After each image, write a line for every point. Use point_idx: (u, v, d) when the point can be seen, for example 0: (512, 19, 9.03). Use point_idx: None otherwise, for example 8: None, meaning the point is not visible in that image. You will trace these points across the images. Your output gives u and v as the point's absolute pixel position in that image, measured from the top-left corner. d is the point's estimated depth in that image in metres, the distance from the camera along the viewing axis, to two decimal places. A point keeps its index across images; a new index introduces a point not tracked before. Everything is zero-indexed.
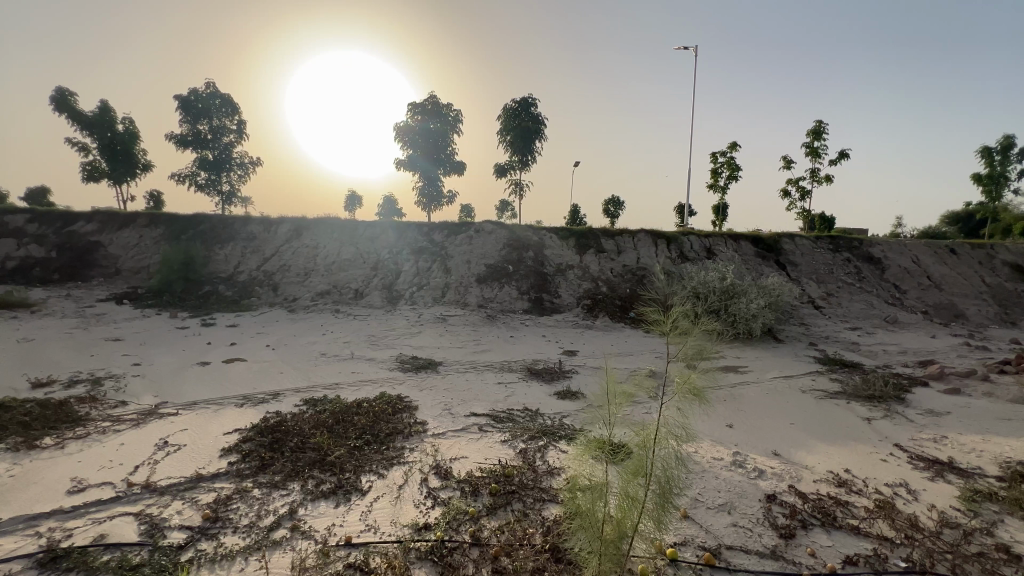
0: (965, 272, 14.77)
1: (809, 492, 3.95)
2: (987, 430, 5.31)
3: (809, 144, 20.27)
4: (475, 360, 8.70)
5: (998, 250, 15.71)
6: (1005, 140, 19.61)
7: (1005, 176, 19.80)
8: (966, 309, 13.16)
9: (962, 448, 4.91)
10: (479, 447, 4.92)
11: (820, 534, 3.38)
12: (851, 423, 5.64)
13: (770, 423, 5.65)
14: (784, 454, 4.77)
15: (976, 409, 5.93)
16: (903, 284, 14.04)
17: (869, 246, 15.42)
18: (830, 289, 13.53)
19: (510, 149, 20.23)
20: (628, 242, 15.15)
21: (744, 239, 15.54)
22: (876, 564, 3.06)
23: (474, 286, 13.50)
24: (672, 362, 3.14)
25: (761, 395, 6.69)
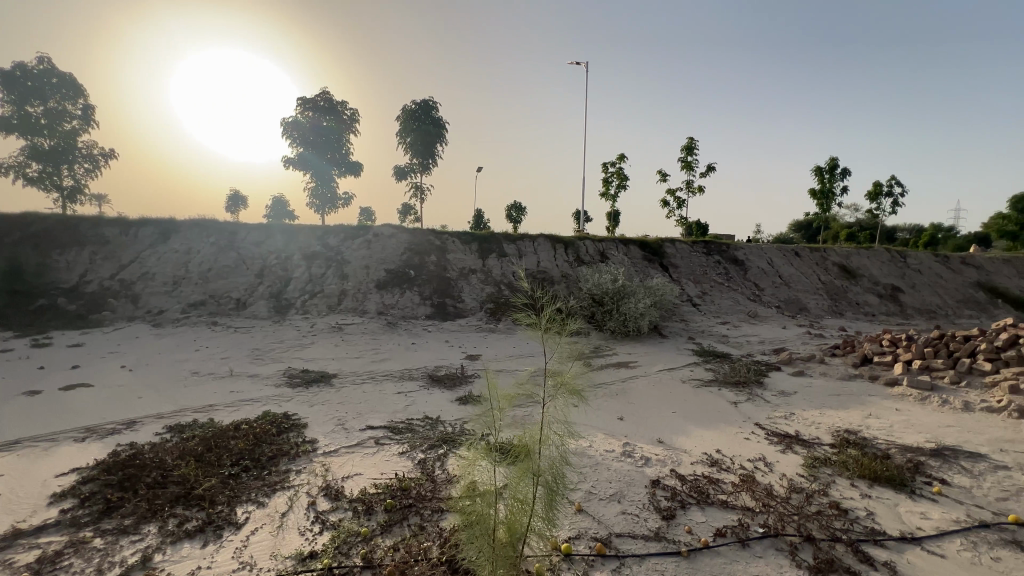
0: (807, 271, 17.43)
1: (687, 474, 4.33)
2: (822, 405, 6.28)
3: (684, 159, 22.63)
4: (374, 370, 8.30)
5: (829, 252, 18.76)
6: (831, 162, 23.63)
7: (832, 192, 23.81)
8: (808, 302, 15.54)
9: (805, 422, 5.73)
10: (375, 461, 4.67)
11: (696, 512, 3.70)
12: (721, 408, 6.32)
13: (655, 413, 6.11)
14: (667, 441, 5.19)
15: (815, 388, 7.00)
16: (761, 283, 16.18)
17: (734, 249, 17.55)
18: (705, 288, 15.15)
19: (410, 152, 19.64)
20: (528, 246, 15.58)
21: (633, 243, 16.82)
22: (741, 533, 3.42)
23: (373, 293, 12.91)
24: (549, 363, 3.25)
25: (647, 387, 7.24)
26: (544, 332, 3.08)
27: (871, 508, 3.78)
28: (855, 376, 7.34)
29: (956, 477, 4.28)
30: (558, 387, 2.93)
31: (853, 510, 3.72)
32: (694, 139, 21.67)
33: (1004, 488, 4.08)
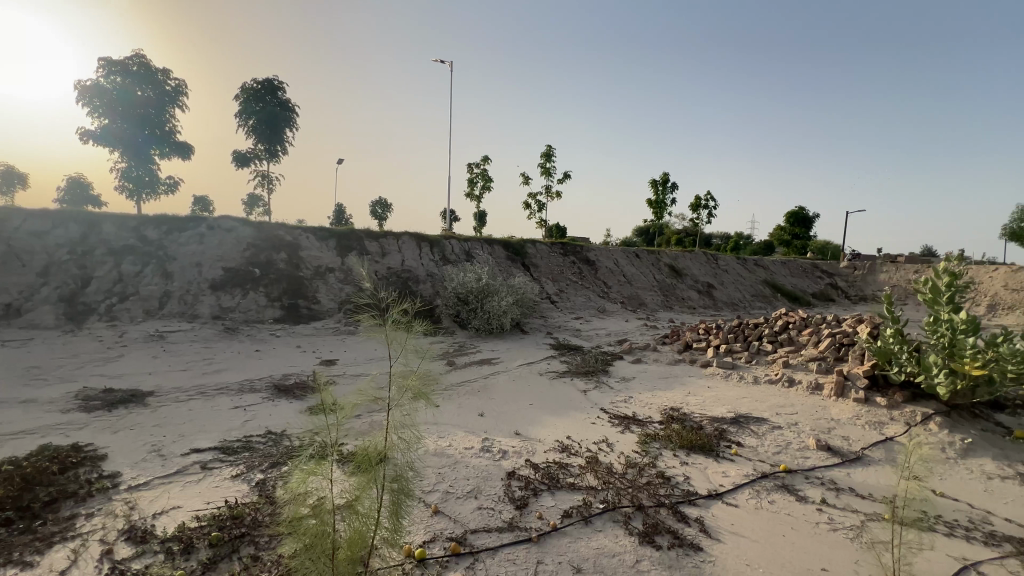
0: (645, 271, 19.84)
1: (540, 462, 4.57)
2: (654, 388, 7.20)
3: (543, 165, 24.07)
4: (205, 384, 7.16)
5: (663, 254, 21.64)
6: (664, 177, 27.32)
7: (664, 203, 27.54)
8: (646, 298, 17.70)
9: (640, 403, 6.50)
10: (201, 489, 4.02)
11: (547, 497, 3.92)
12: (573, 396, 6.83)
13: (513, 407, 6.34)
14: (524, 432, 5.43)
15: (649, 373, 8.01)
16: (609, 281, 17.95)
17: (587, 251, 19.17)
18: (561, 286, 16.29)
19: (254, 135, 17.49)
20: (392, 244, 15.01)
21: (497, 243, 17.32)
22: (584, 511, 3.71)
23: (206, 294, 11.17)
24: (394, 366, 3.10)
25: (508, 382, 7.51)
26: (389, 335, 2.95)
27: (687, 473, 4.42)
28: (679, 361, 8.56)
29: (747, 438, 5.23)
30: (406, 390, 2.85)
31: (673, 477, 4.31)
32: (552, 147, 23.20)
33: (778, 444, 5.10)
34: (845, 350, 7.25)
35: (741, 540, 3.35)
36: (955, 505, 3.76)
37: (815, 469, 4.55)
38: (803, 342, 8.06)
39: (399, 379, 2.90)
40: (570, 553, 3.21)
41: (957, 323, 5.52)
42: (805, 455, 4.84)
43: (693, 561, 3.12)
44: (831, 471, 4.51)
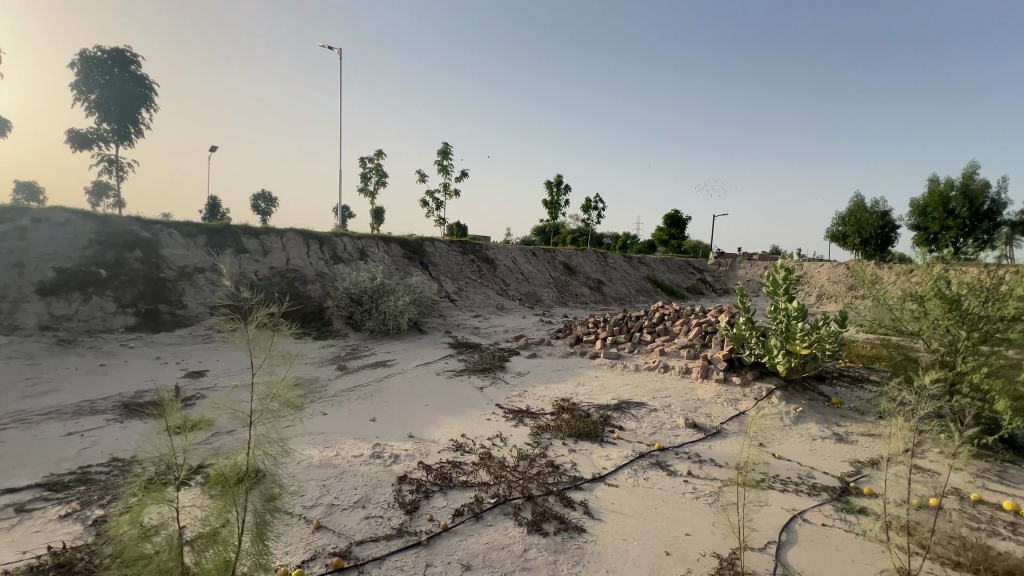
0: (542, 269, 20.59)
1: (433, 464, 4.50)
2: (547, 381, 7.50)
3: (440, 162, 23.81)
4: (27, 409, 5.92)
5: (557, 253, 22.63)
6: (558, 178, 28.58)
7: (558, 204, 28.82)
8: (542, 295, 18.36)
9: (534, 396, 6.72)
10: (15, 538, 3.31)
11: (438, 498, 3.87)
12: (469, 394, 6.85)
13: (408, 410, 6.17)
14: (418, 434, 5.31)
15: (542, 366, 8.33)
16: (507, 279, 18.33)
17: (485, 249, 19.37)
18: (460, 285, 16.25)
19: (98, 114, 14.94)
20: (275, 242, 13.76)
21: (393, 241, 16.76)
22: (475, 507, 3.72)
23: (29, 300, 9.25)
24: (256, 373, 2.78)
25: (403, 384, 7.31)
26: (251, 342, 2.65)
27: (574, 459, 4.65)
28: (570, 354, 9.00)
29: (628, 422, 5.67)
30: (270, 400, 2.61)
31: (561, 465, 4.51)
32: (449, 145, 23.05)
33: (654, 425, 5.60)
34: (709, 337, 8.19)
35: (619, 518, 3.60)
36: (788, 465, 4.44)
37: (684, 445, 5.07)
38: (676, 331, 8.94)
39: (262, 389, 2.65)
40: (459, 551, 3.20)
41: (792, 311, 6.50)
42: (675, 433, 5.37)
43: (576, 543, 3.29)
44: (696, 446, 5.06)
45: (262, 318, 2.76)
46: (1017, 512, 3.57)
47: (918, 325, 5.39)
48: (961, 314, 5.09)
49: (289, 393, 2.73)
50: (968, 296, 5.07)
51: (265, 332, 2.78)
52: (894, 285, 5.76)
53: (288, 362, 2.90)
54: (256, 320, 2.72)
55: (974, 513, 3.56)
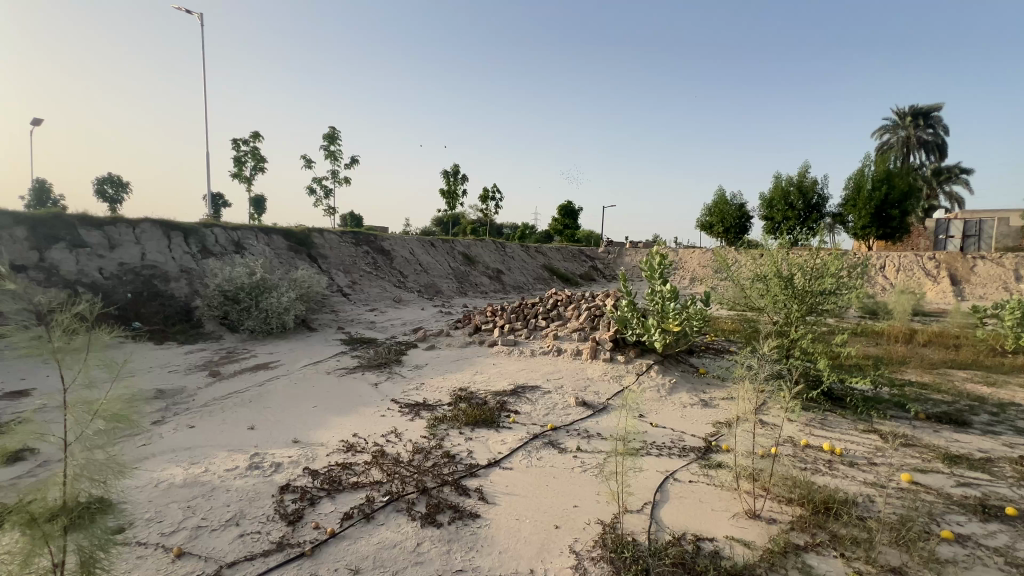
0: (441, 260, 20.32)
1: (321, 468, 4.22)
2: (445, 371, 7.44)
3: (327, 147, 22.22)
4: None
5: (456, 243, 22.51)
6: (455, 168, 28.34)
7: (456, 193, 28.61)
8: (441, 286, 18.15)
9: (431, 389, 6.62)
10: None
11: (325, 504, 3.64)
12: (363, 391, 6.53)
13: (293, 413, 5.72)
14: (304, 439, 4.94)
15: (441, 357, 8.25)
16: (405, 271, 17.79)
17: (380, 240, 18.62)
18: (354, 277, 15.41)
19: None
20: (125, 234, 11.80)
21: (275, 232, 15.34)
22: (366, 508, 3.57)
23: None
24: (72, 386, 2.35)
25: (288, 386, 6.75)
26: (59, 353, 2.26)
27: (470, 448, 4.68)
28: (469, 343, 9.01)
29: (523, 406, 5.84)
30: (92, 418, 2.25)
31: (458, 454, 4.51)
32: (337, 129, 21.61)
33: (548, 406, 5.84)
34: (597, 320, 8.72)
35: (512, 499, 3.69)
36: (663, 432, 4.91)
37: (575, 423, 5.35)
38: (568, 316, 9.38)
39: (79, 405, 2.27)
40: (348, 556, 3.04)
41: (666, 293, 7.15)
42: (567, 412, 5.65)
43: (470, 529, 3.31)
44: (585, 422, 5.37)
45: (71, 322, 2.33)
46: (832, 451, 4.35)
47: (763, 301, 6.23)
48: (794, 290, 5.97)
49: (120, 406, 2.37)
50: (799, 275, 5.96)
51: (78, 339, 2.35)
52: (745, 267, 6.60)
53: (114, 372, 2.50)
54: (63, 325, 2.29)
55: (803, 455, 4.26)
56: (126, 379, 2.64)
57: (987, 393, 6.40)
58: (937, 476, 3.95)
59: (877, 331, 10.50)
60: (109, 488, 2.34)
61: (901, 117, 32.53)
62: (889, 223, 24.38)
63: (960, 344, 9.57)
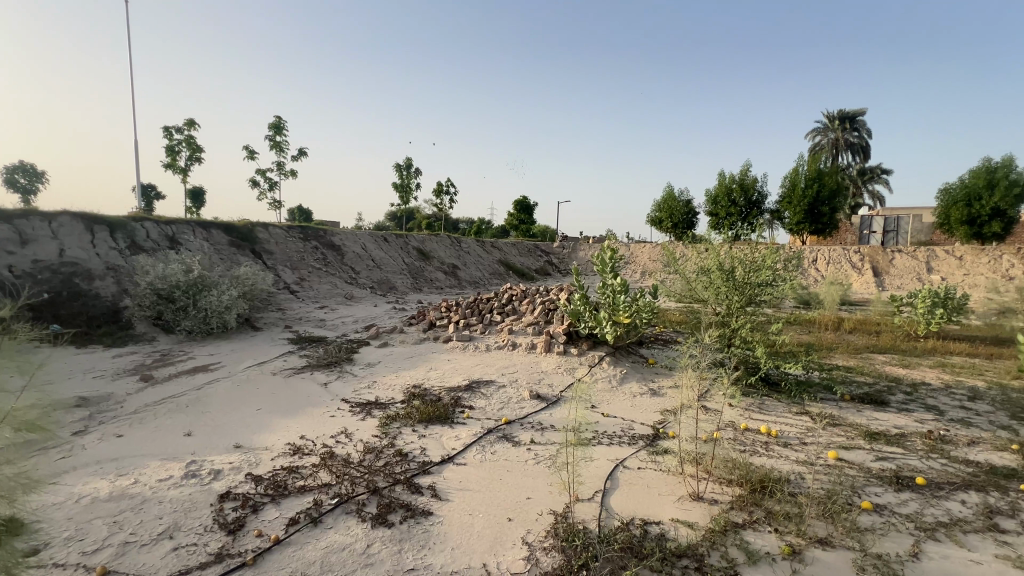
0: (394, 255, 19.88)
1: (265, 473, 4.03)
2: (398, 369, 7.30)
3: (271, 137, 21.13)
4: None
5: (410, 238, 22.08)
6: (407, 161, 27.79)
7: (409, 187, 28.06)
8: (395, 282, 17.77)
9: (383, 387, 6.48)
10: None
11: (269, 510, 3.48)
12: (311, 392, 6.29)
13: (235, 417, 5.43)
14: (246, 443, 4.70)
15: (394, 355, 8.09)
16: (357, 267, 17.27)
17: (330, 235, 17.98)
18: (302, 274, 14.78)
19: None
20: (40, 228, 10.74)
21: (215, 227, 14.46)
22: (314, 512, 3.45)
23: None
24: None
25: (230, 388, 6.39)
26: None
27: (424, 445, 4.62)
28: (423, 339, 8.88)
29: (477, 401, 5.82)
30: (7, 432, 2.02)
31: (410, 452, 4.44)
32: (282, 118, 20.59)
33: (502, 400, 5.85)
34: (551, 314, 8.82)
35: (466, 495, 3.68)
36: (614, 421, 5.04)
37: (528, 416, 5.40)
38: (523, 310, 9.42)
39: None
40: (294, 563, 2.93)
41: (617, 286, 7.34)
42: (521, 406, 5.70)
43: (423, 527, 3.27)
44: (539, 415, 5.43)
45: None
46: (768, 433, 4.63)
47: (707, 293, 6.52)
48: (735, 282, 6.29)
49: (34, 416, 2.15)
50: (739, 267, 6.28)
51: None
52: (691, 261, 6.88)
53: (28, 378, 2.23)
54: None
55: (742, 438, 4.51)
56: (36, 384, 2.35)
57: (902, 374, 7.02)
58: (859, 452, 4.29)
59: (810, 320, 11.26)
60: (17, 508, 2.11)
61: (831, 120, 34.88)
62: (821, 219, 26.16)
63: (881, 330, 10.44)
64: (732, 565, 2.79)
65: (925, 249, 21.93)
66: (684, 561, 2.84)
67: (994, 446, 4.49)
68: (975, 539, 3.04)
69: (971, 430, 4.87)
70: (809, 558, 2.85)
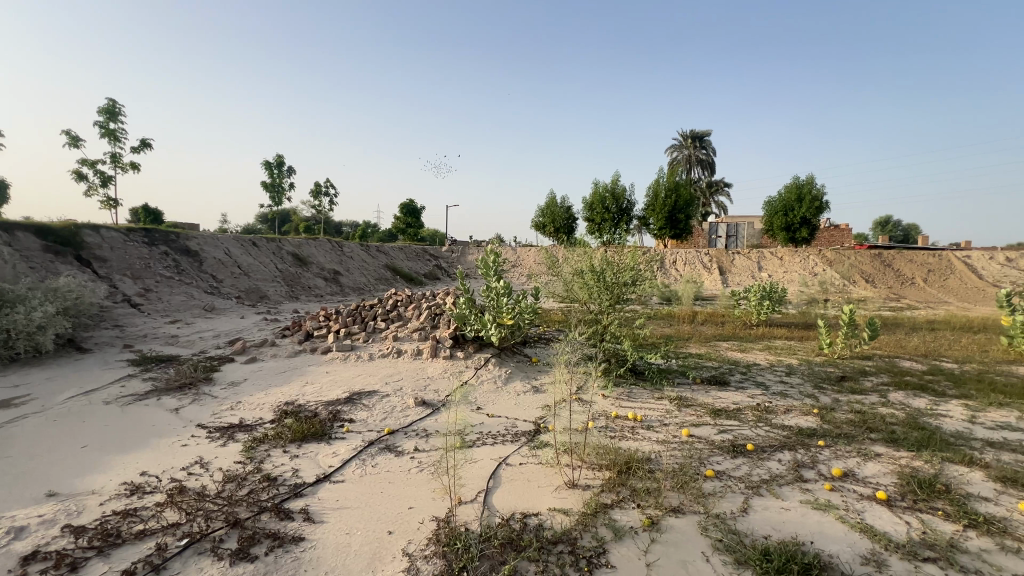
0: (265, 261, 18.08)
1: (90, 522, 3.38)
2: (268, 386, 6.64)
3: (102, 124, 17.85)
4: None
5: (284, 243, 20.31)
6: (279, 158, 25.51)
7: (282, 186, 25.75)
8: (268, 290, 16.16)
9: (250, 407, 5.84)
10: None
11: (95, 565, 2.94)
12: (157, 420, 5.42)
13: (49, 460, 4.46)
14: (64, 490, 3.90)
15: (264, 370, 7.34)
16: (218, 275, 15.36)
17: (183, 239, 15.77)
18: (147, 284, 12.71)
19: None
20: None
21: (21, 229, 11.80)
22: (156, 559, 2.98)
23: None
24: None
25: (43, 425, 5.24)
26: None
27: (296, 466, 4.26)
28: (299, 352, 8.19)
29: (358, 413, 5.54)
30: None
31: (280, 475, 4.07)
32: (116, 102, 17.51)
33: (385, 410, 5.65)
34: (437, 319, 8.74)
35: (343, 514, 3.47)
36: (497, 421, 5.16)
37: (413, 424, 5.28)
38: (409, 316, 9.20)
39: None
40: None
41: (500, 288, 7.51)
42: (406, 414, 5.55)
43: (291, 555, 3.01)
44: (423, 422, 5.34)
45: None
46: (634, 418, 5.11)
47: (582, 293, 6.98)
48: (605, 283, 6.82)
49: None
50: (608, 269, 6.82)
51: None
52: (568, 263, 7.32)
53: None
54: None
55: (612, 425, 4.92)
56: None
57: (739, 357, 8.24)
58: (706, 427, 4.95)
59: (670, 314, 12.69)
60: None
61: (685, 138, 39.65)
62: (678, 225, 29.64)
63: (725, 321, 12.15)
64: (601, 544, 3.02)
65: (756, 252, 26.06)
66: (559, 547, 3.01)
67: (802, 411, 5.50)
68: (787, 490, 3.69)
69: (787, 400, 5.90)
70: (664, 527, 3.20)
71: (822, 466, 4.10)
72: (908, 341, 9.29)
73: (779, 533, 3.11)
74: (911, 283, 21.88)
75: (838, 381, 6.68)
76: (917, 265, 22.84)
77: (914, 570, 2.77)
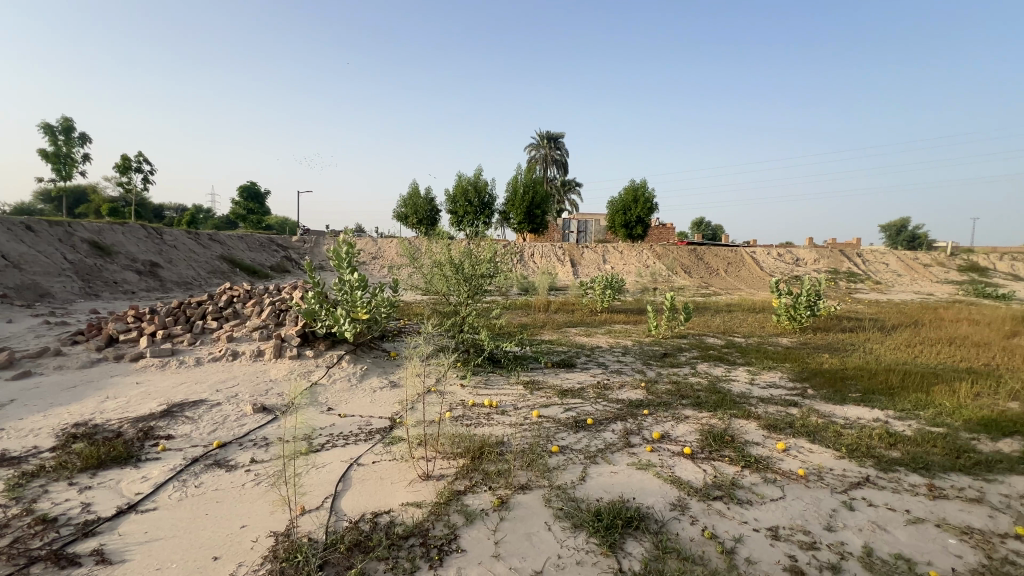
0: (46, 250, 14.37)
1: None
2: (48, 406, 5.30)
3: None
4: None
5: (75, 228, 16.37)
6: (65, 122, 20.43)
7: (70, 157, 20.68)
8: (51, 286, 12.87)
9: (19, 435, 4.59)
10: None
11: None
12: None
13: None
14: None
15: (42, 387, 5.84)
16: None
17: None
18: None
19: None
20: None
21: None
22: None
23: None
24: None
25: None
26: None
27: (88, 500, 3.50)
28: (97, 361, 6.69)
29: (179, 428, 4.75)
30: None
31: (63, 514, 3.29)
32: None
33: (215, 421, 4.95)
34: (283, 316, 7.91)
35: (153, 548, 2.95)
36: (349, 420, 4.89)
37: (250, 433, 4.72)
38: (248, 313, 8.16)
39: None
40: None
41: (354, 281, 7.11)
42: (241, 423, 4.94)
43: None
44: (262, 430, 4.81)
45: None
46: (490, 404, 5.31)
47: (441, 285, 6.98)
48: (464, 274, 6.92)
49: None
50: (466, 261, 6.93)
51: None
52: (427, 254, 7.25)
53: None
54: None
55: (469, 414, 5.04)
56: None
57: (586, 341, 9.11)
58: (554, 407, 5.35)
59: (527, 304, 13.42)
60: None
61: (541, 139, 42.12)
62: (536, 221, 31.29)
63: (575, 309, 13.28)
64: (452, 531, 3.08)
65: (602, 246, 28.99)
66: (410, 541, 2.99)
67: (632, 385, 6.30)
68: (617, 455, 4.19)
69: (622, 376, 6.71)
70: (512, 504, 3.38)
71: (646, 432, 4.75)
72: (712, 321, 11.28)
73: (609, 494, 3.53)
74: (717, 273, 26.49)
75: (661, 357, 7.80)
76: (720, 258, 27.74)
77: (706, 508, 3.38)
